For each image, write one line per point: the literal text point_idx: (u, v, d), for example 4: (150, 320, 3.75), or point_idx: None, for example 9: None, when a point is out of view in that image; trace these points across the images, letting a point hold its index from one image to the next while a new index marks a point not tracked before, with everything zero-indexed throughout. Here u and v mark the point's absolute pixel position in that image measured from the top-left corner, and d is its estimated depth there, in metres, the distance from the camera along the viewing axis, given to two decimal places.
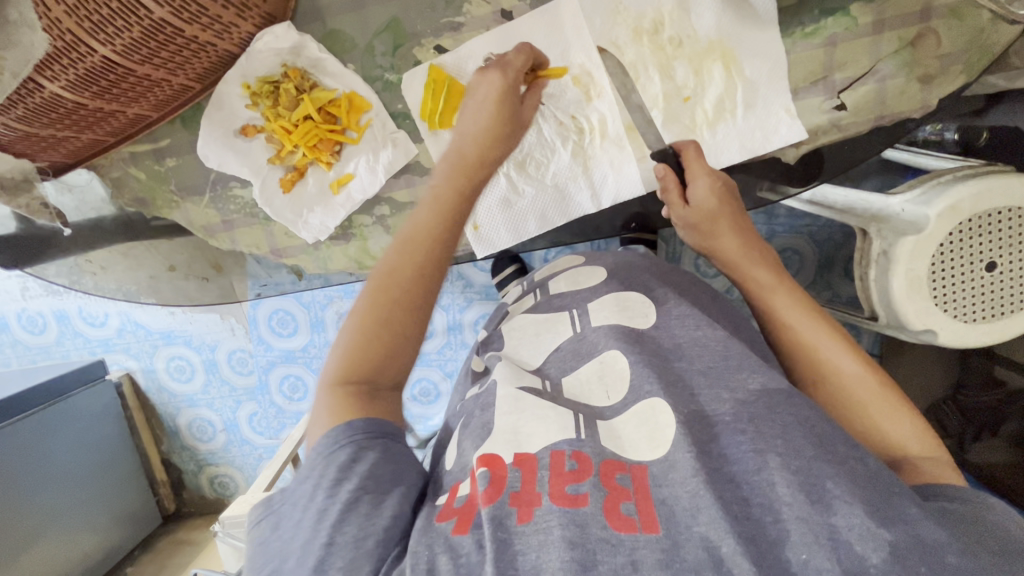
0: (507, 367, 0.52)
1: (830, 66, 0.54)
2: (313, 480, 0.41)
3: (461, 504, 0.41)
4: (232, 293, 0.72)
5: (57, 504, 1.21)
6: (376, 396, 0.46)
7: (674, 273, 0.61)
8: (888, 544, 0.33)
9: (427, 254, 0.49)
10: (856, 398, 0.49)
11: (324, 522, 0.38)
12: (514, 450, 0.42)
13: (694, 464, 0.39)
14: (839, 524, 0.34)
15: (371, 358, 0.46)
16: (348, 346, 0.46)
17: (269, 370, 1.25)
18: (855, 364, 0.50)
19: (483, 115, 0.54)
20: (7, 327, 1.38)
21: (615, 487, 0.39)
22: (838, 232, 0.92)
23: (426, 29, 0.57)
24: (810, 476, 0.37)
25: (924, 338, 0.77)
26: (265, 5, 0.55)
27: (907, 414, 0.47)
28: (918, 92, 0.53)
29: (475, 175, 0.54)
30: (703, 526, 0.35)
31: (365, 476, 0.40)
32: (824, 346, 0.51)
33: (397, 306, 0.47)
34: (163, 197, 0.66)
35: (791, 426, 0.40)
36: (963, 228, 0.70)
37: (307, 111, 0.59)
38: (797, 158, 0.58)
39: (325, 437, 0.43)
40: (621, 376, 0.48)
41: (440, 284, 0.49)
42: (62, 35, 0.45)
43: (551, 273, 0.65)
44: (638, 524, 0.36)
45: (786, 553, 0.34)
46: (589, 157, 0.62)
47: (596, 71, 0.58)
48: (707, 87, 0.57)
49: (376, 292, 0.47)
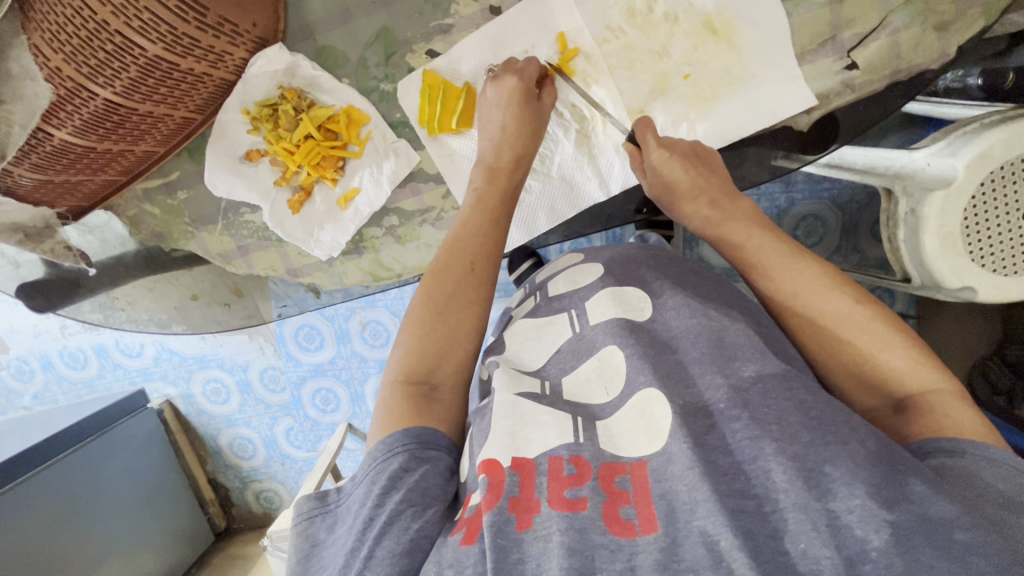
0: (504, 374, 0.52)
1: (838, 24, 0.52)
2: (367, 486, 0.43)
3: (471, 514, 0.41)
4: (258, 314, 0.72)
5: (117, 529, 1.25)
6: (429, 400, 0.48)
7: (672, 263, 0.61)
8: (888, 524, 0.33)
9: (477, 250, 0.54)
10: (848, 336, 0.48)
11: (368, 533, 0.40)
12: (511, 454, 0.42)
13: (690, 456, 0.39)
14: (837, 509, 0.35)
15: (427, 359, 0.49)
16: (409, 345, 0.50)
17: (302, 385, 1.28)
18: (843, 300, 0.49)
19: (508, 120, 0.56)
20: (51, 364, 1.43)
21: (614, 491, 0.40)
22: (861, 194, 0.89)
23: (417, 35, 0.56)
24: (808, 461, 0.37)
25: (963, 296, 0.73)
26: (256, 30, 0.54)
27: (901, 344, 0.46)
28: (935, 41, 0.50)
29: (513, 175, 0.57)
30: (702, 520, 0.35)
31: (412, 488, 0.42)
32: (804, 289, 0.51)
33: (447, 315, 0.51)
34: (178, 229, 0.67)
35: (787, 410, 0.41)
36: (997, 177, 0.66)
37: (307, 130, 0.59)
38: (810, 125, 0.56)
39: (379, 445, 0.45)
40: (617, 371, 0.49)
41: (491, 280, 0.54)
42: (63, 83, 0.48)
43: (551, 274, 0.66)
44: (637, 526, 0.37)
45: (784, 545, 0.34)
46: (594, 145, 0.60)
47: (590, 56, 0.56)
48: (708, 61, 0.55)
49: (428, 303, 0.52)
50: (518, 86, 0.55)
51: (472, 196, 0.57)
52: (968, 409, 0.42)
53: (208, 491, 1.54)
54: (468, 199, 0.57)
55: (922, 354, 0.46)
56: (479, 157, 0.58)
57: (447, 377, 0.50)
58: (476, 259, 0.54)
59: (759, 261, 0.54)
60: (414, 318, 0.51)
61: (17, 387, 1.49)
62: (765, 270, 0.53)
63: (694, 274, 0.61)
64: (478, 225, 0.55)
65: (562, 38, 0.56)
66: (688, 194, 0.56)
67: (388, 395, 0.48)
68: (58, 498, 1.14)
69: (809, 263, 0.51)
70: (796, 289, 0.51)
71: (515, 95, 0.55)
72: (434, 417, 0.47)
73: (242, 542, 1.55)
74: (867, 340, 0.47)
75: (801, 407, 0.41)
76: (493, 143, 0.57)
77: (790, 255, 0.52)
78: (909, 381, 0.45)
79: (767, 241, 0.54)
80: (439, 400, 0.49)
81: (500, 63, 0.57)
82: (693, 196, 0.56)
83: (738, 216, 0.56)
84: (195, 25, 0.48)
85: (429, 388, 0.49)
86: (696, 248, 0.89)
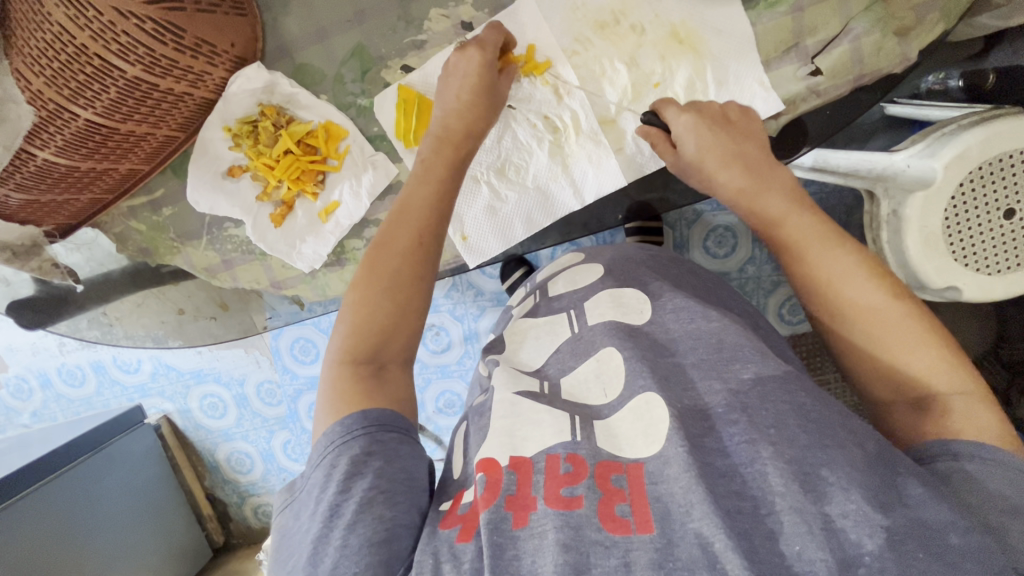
0: (506, 372, 0.53)
1: (800, 31, 0.53)
2: (327, 470, 0.43)
3: (465, 511, 0.42)
4: (251, 324, 0.76)
5: (114, 546, 1.24)
6: (379, 380, 0.48)
7: (670, 262, 0.62)
8: (883, 529, 0.34)
9: (423, 223, 0.52)
10: (881, 332, 0.47)
11: (336, 520, 0.40)
12: (510, 453, 0.43)
13: (687, 459, 0.39)
14: (832, 513, 0.35)
15: (373, 336, 0.48)
16: (352, 324, 0.48)
17: (298, 398, 1.28)
18: (879, 293, 0.47)
19: (464, 88, 0.54)
20: (49, 383, 1.44)
21: (610, 489, 0.40)
22: (848, 197, 0.90)
23: (391, 50, 0.58)
24: (804, 465, 0.38)
25: (947, 296, 0.74)
26: (234, 49, 0.55)
27: (932, 345, 0.45)
28: (896, 46, 0.51)
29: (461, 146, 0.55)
30: (697, 522, 0.36)
31: (380, 476, 0.42)
32: (844, 278, 0.48)
33: (394, 292, 0.49)
34: (164, 245, 0.68)
35: (786, 414, 0.41)
36: (974, 177, 0.67)
37: (286, 145, 0.61)
38: (778, 130, 0.57)
39: (335, 427, 0.45)
40: (617, 372, 0.49)
41: (437, 256, 0.52)
42: (45, 105, 0.49)
43: (552, 274, 0.66)
44: (633, 524, 0.38)
45: (779, 546, 0.35)
46: (567, 155, 0.61)
47: (560, 69, 0.57)
48: (675, 70, 0.56)
49: (373, 279, 0.49)
50: (479, 61, 0.54)
51: (418, 165, 0.55)
52: (990, 414, 0.42)
53: (207, 506, 1.54)
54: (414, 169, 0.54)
55: (952, 355, 0.45)
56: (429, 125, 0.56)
57: (395, 355, 0.49)
58: (422, 233, 0.51)
59: (794, 244, 0.51)
60: (358, 296, 0.49)
61: (15, 406, 1.50)
62: (801, 256, 0.50)
63: (693, 274, 0.62)
64: (427, 197, 0.53)
65: (532, 50, 0.57)
66: (721, 164, 0.52)
67: (332, 376, 0.47)
68: (57, 515, 1.14)
69: (845, 251, 0.49)
70: (832, 277, 0.49)
71: (474, 74, 0.54)
72: (385, 399, 0.47)
73: (240, 558, 1.54)
74: (898, 335, 0.46)
75: (800, 411, 0.41)
76: (443, 111, 0.55)
77: (832, 238, 0.50)
78: (935, 378, 0.44)
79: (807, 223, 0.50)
80: (388, 379, 0.48)
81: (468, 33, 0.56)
82: (728, 164, 0.52)
83: (776, 187, 0.52)
84: (173, 47, 0.50)
85: (377, 366, 0.48)
86: (688, 254, 0.89)
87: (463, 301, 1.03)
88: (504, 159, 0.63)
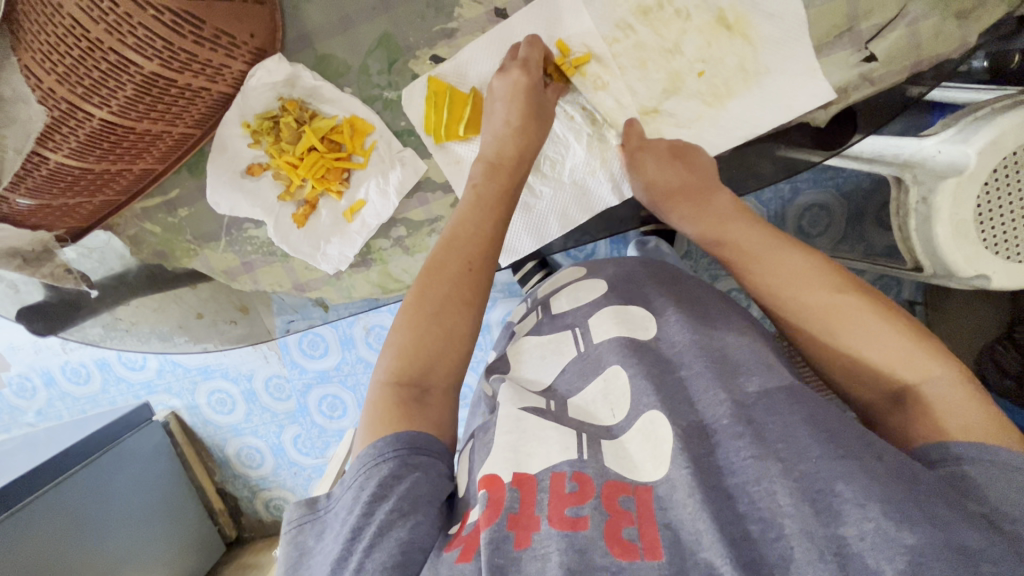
0: (509, 388, 0.51)
1: (855, 15, 0.50)
2: (356, 492, 0.41)
3: (468, 531, 0.40)
4: (261, 324, 0.71)
5: (126, 547, 1.23)
6: (421, 405, 0.46)
7: (677, 281, 0.58)
8: (907, 551, 0.31)
9: (477, 250, 0.51)
10: (838, 331, 0.48)
11: (358, 542, 0.38)
12: (513, 469, 0.42)
13: (691, 482, 0.39)
14: (848, 535, 0.34)
15: (421, 359, 0.47)
16: (401, 346, 0.47)
17: (307, 393, 1.27)
18: (826, 292, 0.49)
19: (512, 111, 0.54)
20: (54, 381, 1.42)
21: (617, 510, 0.39)
22: (867, 182, 0.87)
23: (419, 40, 0.54)
24: (816, 482, 0.36)
25: (976, 284, 0.72)
26: (254, 41, 0.52)
27: (890, 333, 0.46)
28: (956, 29, 0.48)
29: (513, 173, 0.55)
30: (706, 552, 0.35)
31: (403, 497, 0.40)
32: (791, 286, 0.51)
33: (443, 316, 0.48)
34: (180, 247, 0.65)
35: (795, 424, 0.40)
36: (1010, 163, 0.64)
37: (310, 142, 0.58)
38: (828, 120, 0.54)
39: (368, 450, 0.43)
40: (623, 392, 0.47)
41: (489, 284, 0.52)
42: (58, 105, 0.46)
43: (552, 289, 0.63)
44: (640, 550, 0.36)
45: (789, 574, 0.33)
46: (607, 148, 0.59)
47: (601, 59, 0.55)
48: (722, 57, 0.53)
49: (422, 302, 0.49)
50: (525, 82, 0.53)
51: (470, 193, 0.54)
52: (967, 397, 0.41)
53: (218, 501, 1.53)
54: (465, 196, 0.55)
55: (915, 339, 0.45)
56: (482, 152, 0.56)
57: (441, 379, 0.47)
58: (472, 259, 0.51)
59: (749, 262, 0.54)
60: (407, 316, 0.49)
61: (19, 405, 1.48)
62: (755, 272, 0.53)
63: (697, 291, 0.58)
64: (474, 221, 0.53)
65: (562, 45, 0.55)
66: (677, 198, 0.57)
67: (377, 398, 0.46)
68: (70, 516, 1.13)
69: (789, 258, 0.52)
70: (782, 286, 0.51)
71: (523, 93, 0.53)
72: (427, 423, 0.45)
73: (253, 551, 1.54)
74: (855, 332, 0.47)
75: (811, 421, 0.40)
76: (495, 138, 0.55)
77: (777, 248, 0.53)
78: (902, 371, 0.45)
79: (756, 237, 0.54)
80: (431, 405, 0.46)
81: (506, 55, 0.55)
82: (682, 198, 0.57)
83: (727, 210, 0.56)
84: (191, 39, 0.46)
85: (422, 391, 0.46)
86: None
87: None
88: (540, 154, 0.61)
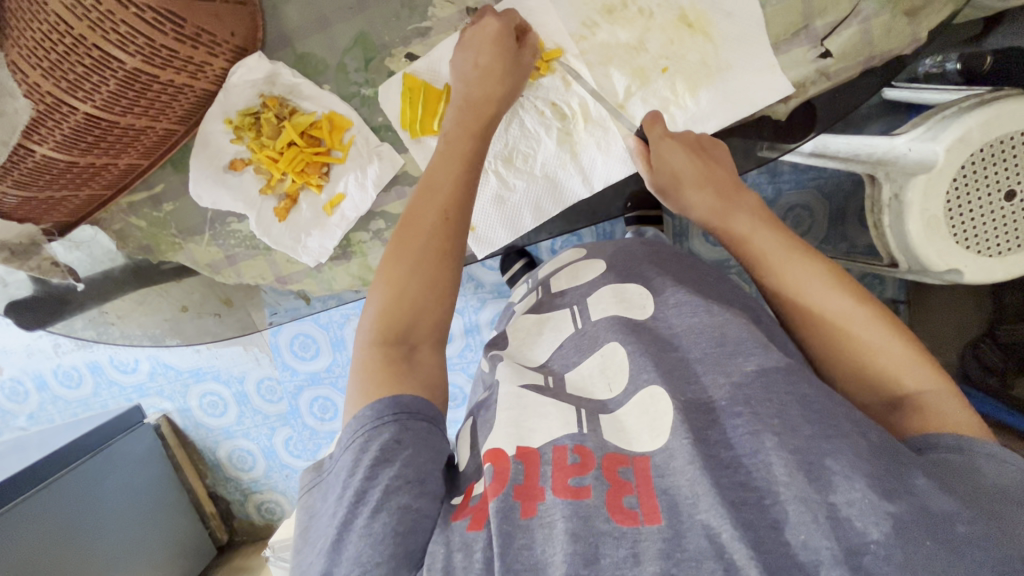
0: (508, 366, 0.53)
1: (809, 14, 0.52)
2: (356, 454, 0.42)
3: (476, 502, 0.42)
4: (250, 322, 0.74)
5: (117, 548, 1.23)
6: (411, 361, 0.47)
7: (674, 259, 0.60)
8: (889, 517, 0.33)
9: (450, 198, 0.52)
10: (850, 333, 0.48)
11: (364, 504, 0.39)
12: (517, 443, 0.43)
13: (691, 451, 0.39)
14: (838, 501, 0.35)
15: (403, 315, 0.48)
16: (383, 304, 0.48)
17: (298, 395, 1.27)
18: (845, 298, 0.49)
19: (481, 59, 0.54)
20: (45, 385, 1.42)
21: (617, 480, 0.40)
22: (846, 181, 0.89)
23: (394, 38, 0.57)
24: (809, 455, 0.38)
25: (949, 278, 0.74)
26: (234, 39, 0.54)
27: (899, 343, 0.46)
28: (906, 27, 0.50)
29: (486, 123, 0.55)
30: (704, 514, 0.36)
31: (406, 463, 0.41)
32: (811, 286, 0.50)
33: (423, 268, 0.49)
34: (166, 241, 0.67)
35: (790, 404, 0.41)
36: (975, 161, 0.67)
37: (290, 137, 0.60)
38: (788, 113, 0.57)
39: (366, 411, 0.44)
40: (620, 368, 0.49)
41: (465, 229, 0.52)
42: (43, 99, 0.48)
43: (553, 270, 0.65)
44: (640, 515, 0.38)
45: (785, 536, 0.35)
46: (576, 142, 0.61)
47: (571, 56, 0.57)
48: (685, 55, 0.55)
49: (401, 255, 0.50)
50: (494, 31, 0.53)
51: (442, 141, 0.55)
52: (960, 406, 0.43)
53: (209, 504, 1.53)
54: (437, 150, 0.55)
55: (920, 353, 0.46)
56: (452, 101, 0.56)
57: (427, 335, 0.49)
58: (447, 209, 0.51)
59: (762, 256, 0.53)
60: (388, 273, 0.49)
61: (10, 409, 1.48)
62: (770, 267, 0.52)
63: (694, 270, 0.59)
64: (448, 170, 0.53)
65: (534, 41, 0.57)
66: (694, 185, 0.55)
67: (366, 358, 0.47)
68: (61, 515, 1.13)
69: (808, 259, 0.51)
70: (801, 285, 0.50)
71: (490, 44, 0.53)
72: (418, 381, 0.46)
73: (246, 554, 1.54)
74: (871, 336, 0.47)
75: (804, 402, 0.41)
76: (463, 81, 0.55)
77: (795, 251, 0.51)
78: (903, 378, 0.45)
79: (770, 236, 0.53)
80: (421, 359, 0.48)
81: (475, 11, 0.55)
82: (700, 187, 0.55)
83: (742, 206, 0.55)
84: (173, 37, 0.48)
85: (410, 346, 0.48)
86: (687, 241, 0.89)
87: (464, 293, 1.03)
88: (511, 147, 0.62)
